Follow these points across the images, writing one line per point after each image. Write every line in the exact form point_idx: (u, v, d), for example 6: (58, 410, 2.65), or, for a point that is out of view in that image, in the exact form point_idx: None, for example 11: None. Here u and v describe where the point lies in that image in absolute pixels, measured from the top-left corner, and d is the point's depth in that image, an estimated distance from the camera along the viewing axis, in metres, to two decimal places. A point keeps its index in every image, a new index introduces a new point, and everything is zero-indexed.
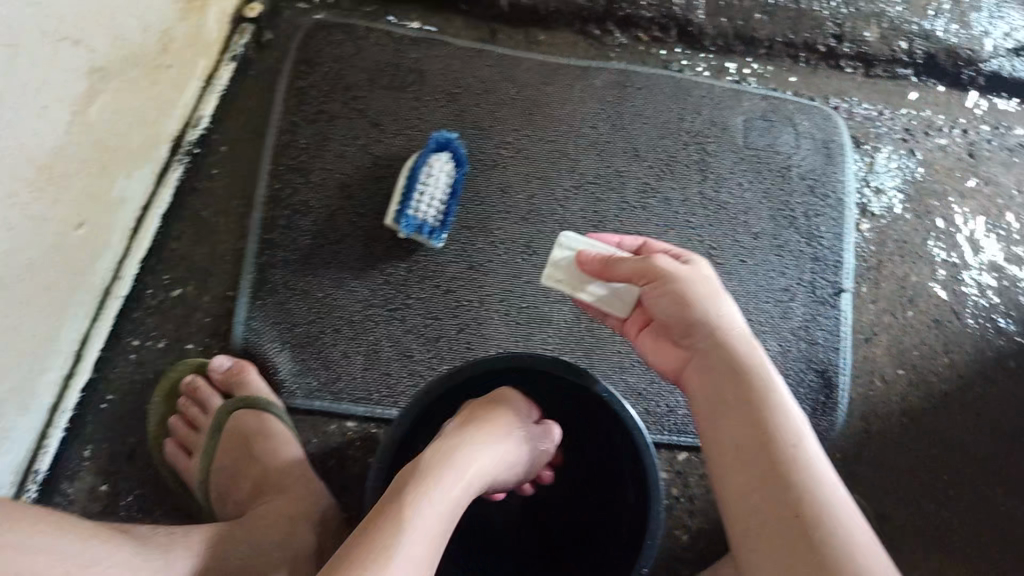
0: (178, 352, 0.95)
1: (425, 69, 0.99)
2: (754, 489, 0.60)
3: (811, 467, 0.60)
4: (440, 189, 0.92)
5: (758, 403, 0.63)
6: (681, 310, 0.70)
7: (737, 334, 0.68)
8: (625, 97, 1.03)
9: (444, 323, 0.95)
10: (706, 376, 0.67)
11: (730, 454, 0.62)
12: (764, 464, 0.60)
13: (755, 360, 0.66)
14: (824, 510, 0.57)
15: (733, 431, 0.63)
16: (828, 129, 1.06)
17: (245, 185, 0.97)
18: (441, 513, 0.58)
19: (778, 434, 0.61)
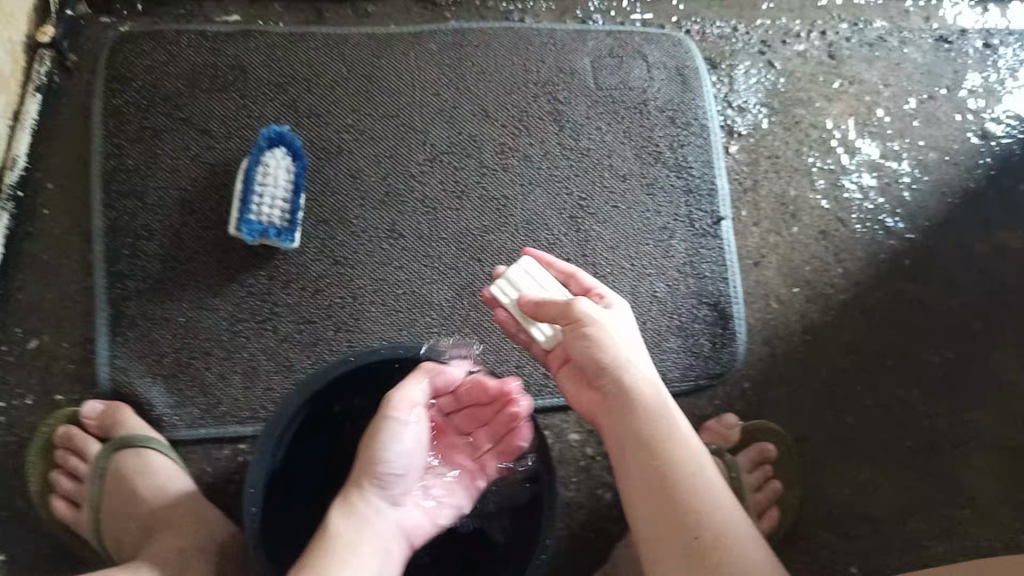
0: (50, 406, 0.86)
1: (245, 64, 0.93)
2: (662, 524, 0.64)
3: (710, 495, 0.65)
4: (279, 186, 0.87)
5: (661, 439, 0.66)
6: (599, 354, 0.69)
7: (644, 373, 0.69)
8: (465, 58, 0.98)
9: (320, 325, 0.89)
10: (617, 416, 0.68)
11: (640, 491, 0.65)
12: (670, 500, 0.64)
13: (656, 393, 0.69)
14: (728, 542, 0.63)
15: (642, 468, 0.66)
16: (680, 55, 1.02)
17: (82, 220, 0.90)
18: (368, 550, 0.66)
19: (682, 466, 0.65)
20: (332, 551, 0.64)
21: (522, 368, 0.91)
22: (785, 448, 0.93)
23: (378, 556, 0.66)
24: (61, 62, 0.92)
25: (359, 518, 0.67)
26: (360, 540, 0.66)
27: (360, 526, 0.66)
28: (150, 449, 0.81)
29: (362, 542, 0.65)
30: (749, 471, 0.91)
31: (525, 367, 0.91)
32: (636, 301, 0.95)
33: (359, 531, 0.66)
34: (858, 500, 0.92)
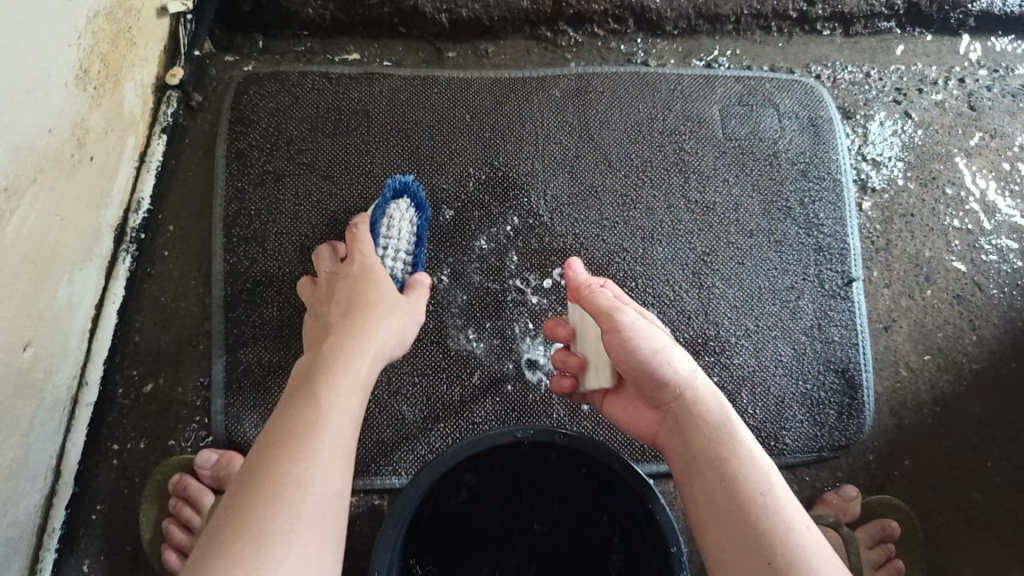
0: (163, 450, 0.86)
1: (369, 108, 0.92)
2: (724, 537, 0.56)
3: (782, 517, 0.55)
4: (403, 240, 0.83)
5: (724, 453, 0.60)
6: (653, 364, 0.65)
7: (703, 390, 0.65)
8: (589, 104, 0.95)
9: (434, 379, 0.87)
10: (680, 434, 0.64)
11: (705, 509, 0.58)
12: (734, 517, 0.56)
13: (719, 409, 0.64)
14: (791, 553, 0.52)
15: (704, 487, 0.59)
16: (813, 105, 0.98)
17: (200, 261, 0.89)
18: (349, 428, 0.56)
19: (744, 482, 0.58)
20: (313, 420, 0.55)
21: None
22: (908, 527, 0.87)
23: (348, 431, 0.56)
24: (187, 102, 0.92)
25: (338, 404, 0.57)
26: (344, 412, 0.57)
27: (335, 412, 0.56)
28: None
29: (346, 408, 0.57)
30: (868, 547, 0.85)
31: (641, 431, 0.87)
32: (761, 365, 0.90)
33: (339, 405, 0.57)
34: None
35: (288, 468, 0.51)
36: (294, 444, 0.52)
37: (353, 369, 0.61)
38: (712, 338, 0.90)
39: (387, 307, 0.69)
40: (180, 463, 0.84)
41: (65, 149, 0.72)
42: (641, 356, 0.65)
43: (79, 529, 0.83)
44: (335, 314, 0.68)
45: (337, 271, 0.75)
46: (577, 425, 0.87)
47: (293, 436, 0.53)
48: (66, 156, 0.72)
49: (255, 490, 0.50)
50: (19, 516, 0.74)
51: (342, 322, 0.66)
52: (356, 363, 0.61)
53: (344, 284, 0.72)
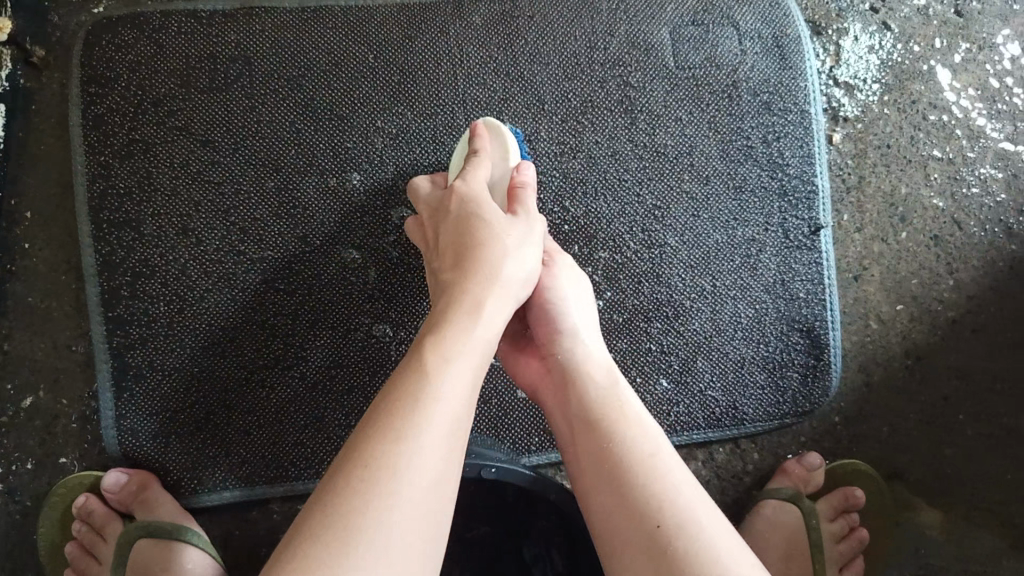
0: (55, 469, 0.76)
1: (251, 54, 0.77)
2: (612, 511, 0.50)
3: (671, 479, 0.51)
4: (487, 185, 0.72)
5: (610, 418, 0.55)
6: (558, 312, 0.63)
7: (595, 353, 0.61)
8: (515, 33, 0.80)
9: (353, 371, 0.76)
10: (563, 396, 0.59)
11: (590, 471, 0.53)
12: (618, 483, 0.51)
13: (605, 369, 0.60)
14: (685, 521, 0.48)
15: (588, 451, 0.54)
16: (777, 20, 0.84)
17: (69, 252, 0.77)
18: (466, 401, 0.49)
19: (630, 447, 0.53)
20: (424, 387, 0.47)
21: None
22: (873, 490, 0.81)
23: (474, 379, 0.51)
24: (27, 59, 0.77)
25: (454, 373, 0.49)
26: (460, 386, 0.49)
27: (460, 352, 0.51)
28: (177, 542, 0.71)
29: (472, 347, 0.52)
30: (831, 518, 0.80)
31: None
32: (718, 329, 0.80)
33: (461, 370, 0.50)
34: (957, 541, 0.82)
35: (392, 442, 0.44)
36: (407, 418, 0.46)
37: (472, 329, 0.52)
38: (665, 303, 0.80)
39: (511, 240, 0.59)
40: (81, 480, 0.75)
41: None
42: (551, 310, 0.63)
43: None
44: (451, 247, 0.59)
45: (439, 202, 0.65)
46: (520, 410, 0.78)
47: (404, 409, 0.46)
48: None
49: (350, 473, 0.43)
50: None
51: (462, 267, 0.57)
52: (482, 315, 0.54)
53: (455, 212, 0.62)
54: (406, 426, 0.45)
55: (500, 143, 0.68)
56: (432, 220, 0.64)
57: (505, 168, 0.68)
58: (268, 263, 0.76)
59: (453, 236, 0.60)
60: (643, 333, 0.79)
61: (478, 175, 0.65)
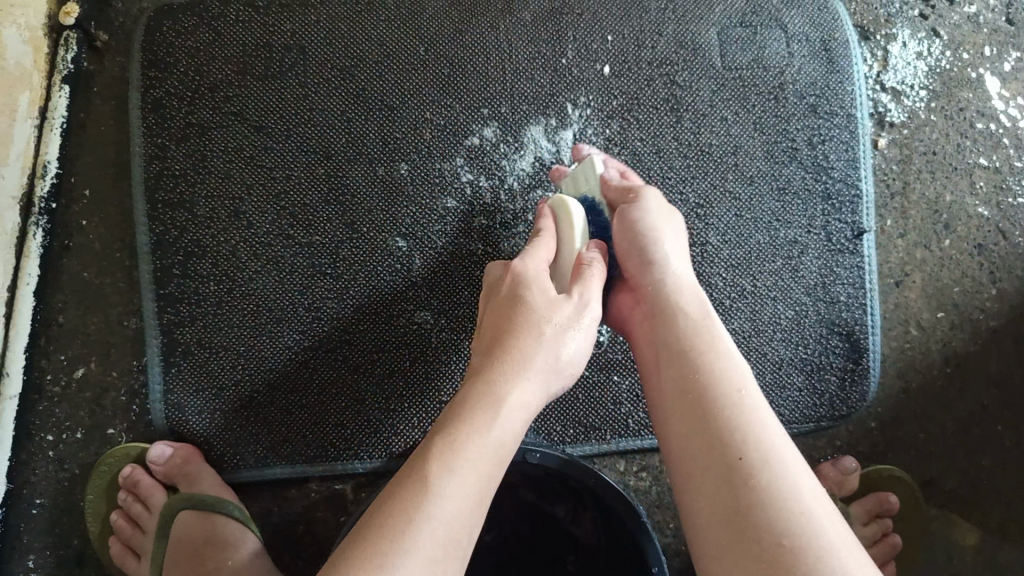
0: (102, 440, 0.78)
1: (305, 44, 0.79)
2: (692, 442, 0.51)
3: (756, 415, 0.51)
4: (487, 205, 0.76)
5: (694, 355, 0.55)
6: (648, 242, 0.63)
7: (683, 281, 0.62)
8: (563, 30, 0.81)
9: (393, 356, 0.78)
10: (652, 323, 0.59)
11: (673, 407, 0.53)
12: (703, 412, 0.51)
13: (696, 301, 0.60)
14: (768, 455, 0.48)
15: (672, 378, 0.54)
16: (826, 24, 0.84)
17: (123, 230, 0.79)
18: (498, 454, 0.49)
19: (717, 381, 0.53)
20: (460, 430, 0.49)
21: (619, 406, 0.80)
22: (908, 497, 0.81)
23: (480, 493, 0.47)
24: (90, 42, 0.79)
25: (498, 414, 0.50)
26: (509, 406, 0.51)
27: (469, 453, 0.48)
28: (220, 514, 0.73)
29: (479, 456, 0.48)
30: (864, 523, 0.80)
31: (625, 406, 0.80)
32: (757, 329, 0.81)
33: (519, 373, 0.53)
34: (991, 551, 0.81)
35: (439, 456, 0.47)
36: (454, 429, 0.49)
37: (519, 380, 0.53)
38: None
39: (557, 323, 0.57)
40: (127, 452, 0.77)
41: None
42: (637, 234, 0.63)
43: (19, 525, 0.77)
44: (489, 334, 0.57)
45: (497, 280, 0.63)
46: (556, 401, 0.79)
47: (459, 432, 0.49)
48: None
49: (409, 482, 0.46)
50: None
51: (506, 318, 0.57)
52: (488, 433, 0.49)
53: (502, 294, 0.60)
54: (399, 516, 0.44)
55: (563, 213, 0.66)
56: (487, 299, 0.62)
57: (573, 249, 0.64)
58: (315, 247, 0.78)
59: (492, 313, 0.59)
60: None
61: (536, 256, 0.62)
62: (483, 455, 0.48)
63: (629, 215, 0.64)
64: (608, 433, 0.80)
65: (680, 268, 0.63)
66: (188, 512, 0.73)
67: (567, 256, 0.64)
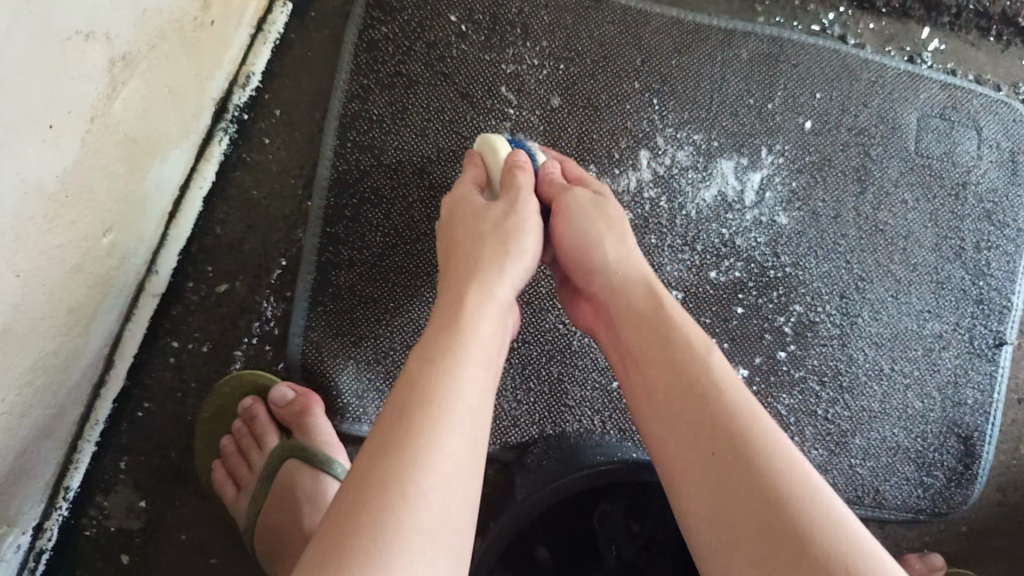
0: (227, 360, 0.77)
1: (530, 24, 0.79)
2: (689, 462, 0.49)
3: (744, 413, 0.49)
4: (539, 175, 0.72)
5: (672, 354, 0.53)
6: (588, 243, 0.61)
7: (629, 269, 0.60)
8: (775, 76, 0.82)
9: (532, 349, 0.79)
10: (614, 327, 0.59)
11: (649, 389, 0.53)
12: (693, 428, 0.49)
13: (643, 283, 0.59)
14: (765, 463, 0.46)
15: (653, 387, 0.53)
16: (1018, 135, 0.86)
17: (303, 159, 0.78)
18: (473, 433, 0.46)
19: (696, 384, 0.51)
20: (434, 403, 0.45)
21: None
22: None
23: (460, 475, 0.44)
24: None
25: (466, 395, 0.47)
26: (472, 376, 0.48)
27: (449, 432, 0.44)
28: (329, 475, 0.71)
29: (455, 436, 0.45)
30: None
31: None
32: (884, 410, 0.82)
33: (476, 342, 0.51)
34: None
35: (421, 432, 0.43)
36: (418, 403, 0.45)
37: (472, 349, 0.50)
38: (840, 371, 0.81)
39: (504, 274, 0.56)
40: (253, 381, 0.76)
41: (189, 14, 0.62)
42: (576, 232, 0.62)
43: (123, 424, 0.75)
44: (447, 273, 0.58)
45: (456, 219, 0.61)
46: None
47: (426, 406, 0.45)
48: (188, 23, 0.62)
49: (372, 490, 0.41)
50: (65, 406, 0.65)
51: (456, 290, 0.55)
52: (458, 405, 0.46)
53: (457, 226, 0.61)
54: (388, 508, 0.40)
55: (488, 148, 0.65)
56: (445, 235, 0.61)
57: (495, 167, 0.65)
58: None
59: (450, 248, 0.60)
60: (813, 394, 0.81)
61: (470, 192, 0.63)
62: (457, 428, 0.45)
63: (569, 209, 0.62)
64: None
65: (625, 250, 0.62)
66: (292, 456, 0.71)
67: (495, 175, 0.65)
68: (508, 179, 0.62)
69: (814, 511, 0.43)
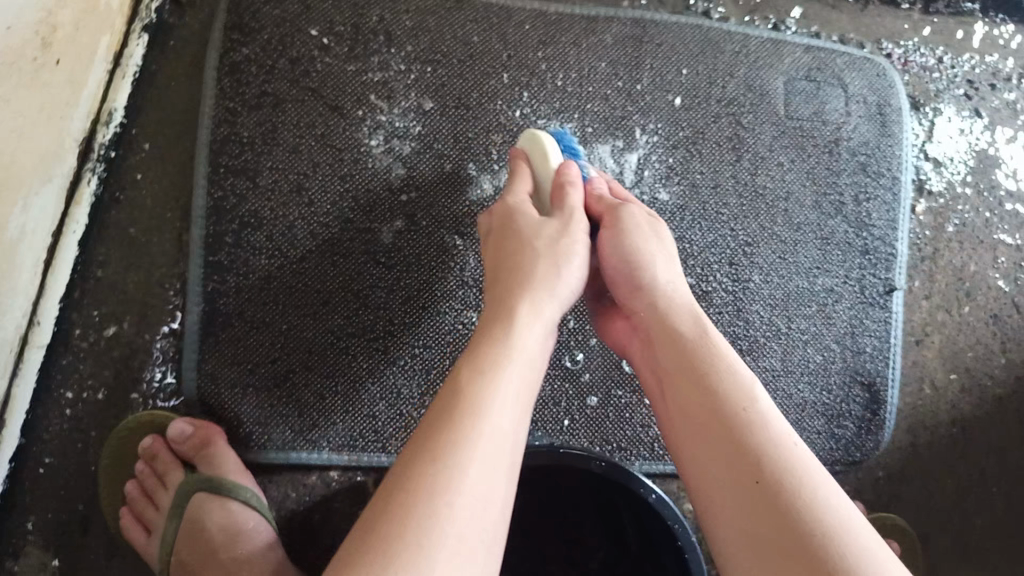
0: (125, 404, 0.75)
1: (393, 30, 0.79)
2: (718, 472, 0.50)
3: (771, 430, 0.50)
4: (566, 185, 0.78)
5: (699, 373, 0.54)
6: (634, 262, 0.62)
7: (676, 295, 0.61)
8: (642, 57, 0.84)
9: (435, 354, 0.77)
10: (648, 341, 0.59)
11: (678, 403, 0.54)
12: (719, 440, 0.50)
13: (688, 313, 0.59)
14: (791, 482, 0.47)
15: (682, 402, 0.54)
16: (883, 88, 0.89)
17: (180, 191, 0.77)
18: (511, 434, 0.49)
19: (723, 399, 0.52)
20: (473, 407, 0.48)
21: (646, 429, 0.82)
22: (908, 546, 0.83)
23: (496, 481, 0.46)
24: None
25: (502, 396, 0.50)
26: (514, 379, 0.51)
27: (485, 433, 0.47)
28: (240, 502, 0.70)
29: (493, 438, 0.47)
30: None
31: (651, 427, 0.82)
32: (786, 369, 0.83)
33: (517, 340, 0.53)
34: None
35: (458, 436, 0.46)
36: (456, 404, 0.48)
37: (512, 348, 0.53)
38: (740, 336, 0.82)
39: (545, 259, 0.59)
40: (150, 421, 0.74)
41: (26, 51, 0.59)
42: (626, 252, 0.62)
43: (24, 484, 0.73)
44: (492, 263, 0.61)
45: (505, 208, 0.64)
46: (586, 416, 0.81)
47: (465, 406, 0.48)
48: (27, 61, 0.60)
49: (410, 497, 0.43)
50: None
51: (500, 288, 0.58)
52: (493, 404, 0.49)
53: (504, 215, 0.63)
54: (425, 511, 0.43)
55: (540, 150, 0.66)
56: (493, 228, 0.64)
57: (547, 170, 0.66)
58: (376, 235, 0.77)
59: (493, 233, 0.63)
60: None
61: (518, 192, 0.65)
62: (495, 433, 0.48)
63: (622, 227, 0.63)
64: (634, 455, 0.81)
65: (673, 280, 0.62)
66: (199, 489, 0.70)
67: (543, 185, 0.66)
68: (558, 191, 0.62)
69: (841, 541, 0.44)
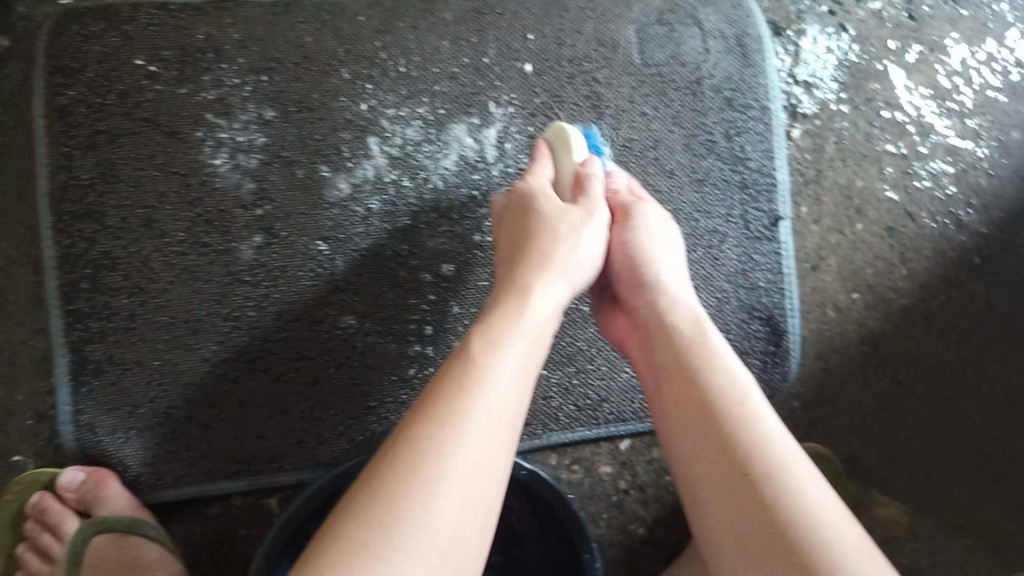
0: (11, 468, 0.74)
1: (220, 45, 0.78)
2: (708, 459, 0.53)
3: (761, 424, 0.53)
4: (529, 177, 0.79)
5: (692, 371, 0.57)
6: (642, 262, 0.66)
7: (678, 295, 0.65)
8: (484, 28, 0.82)
9: (318, 364, 0.76)
10: (645, 335, 0.63)
11: (670, 398, 0.57)
12: (711, 428, 0.54)
13: (689, 314, 0.63)
14: (774, 473, 0.50)
15: (675, 394, 0.57)
16: (740, 19, 0.87)
17: (31, 245, 0.76)
18: (504, 438, 0.50)
19: (714, 391, 0.55)
20: (470, 403, 0.50)
21: (549, 401, 0.81)
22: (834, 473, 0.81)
23: (485, 486, 0.47)
24: None
25: (496, 394, 0.51)
26: (512, 380, 0.53)
27: (478, 432, 0.49)
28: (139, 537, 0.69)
29: (483, 437, 0.49)
30: None
31: (553, 399, 0.81)
32: None
33: (516, 342, 0.55)
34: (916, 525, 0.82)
35: (452, 430, 0.48)
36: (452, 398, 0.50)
37: (506, 352, 0.54)
38: None
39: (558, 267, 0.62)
40: (37, 478, 0.73)
41: None
42: (643, 256, 0.66)
43: None
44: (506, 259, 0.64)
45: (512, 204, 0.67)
46: None
47: (461, 403, 0.49)
48: None
49: (389, 485, 0.45)
50: None
51: (509, 287, 0.60)
52: (487, 403, 0.50)
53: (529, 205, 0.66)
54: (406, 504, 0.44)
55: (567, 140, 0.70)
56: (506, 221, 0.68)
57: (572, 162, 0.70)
58: (236, 255, 0.76)
59: (511, 221, 0.67)
60: None
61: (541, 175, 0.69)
62: (488, 436, 0.49)
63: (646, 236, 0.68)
64: (540, 428, 0.80)
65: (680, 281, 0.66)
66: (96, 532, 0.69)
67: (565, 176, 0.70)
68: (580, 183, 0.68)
69: (814, 533, 0.47)
